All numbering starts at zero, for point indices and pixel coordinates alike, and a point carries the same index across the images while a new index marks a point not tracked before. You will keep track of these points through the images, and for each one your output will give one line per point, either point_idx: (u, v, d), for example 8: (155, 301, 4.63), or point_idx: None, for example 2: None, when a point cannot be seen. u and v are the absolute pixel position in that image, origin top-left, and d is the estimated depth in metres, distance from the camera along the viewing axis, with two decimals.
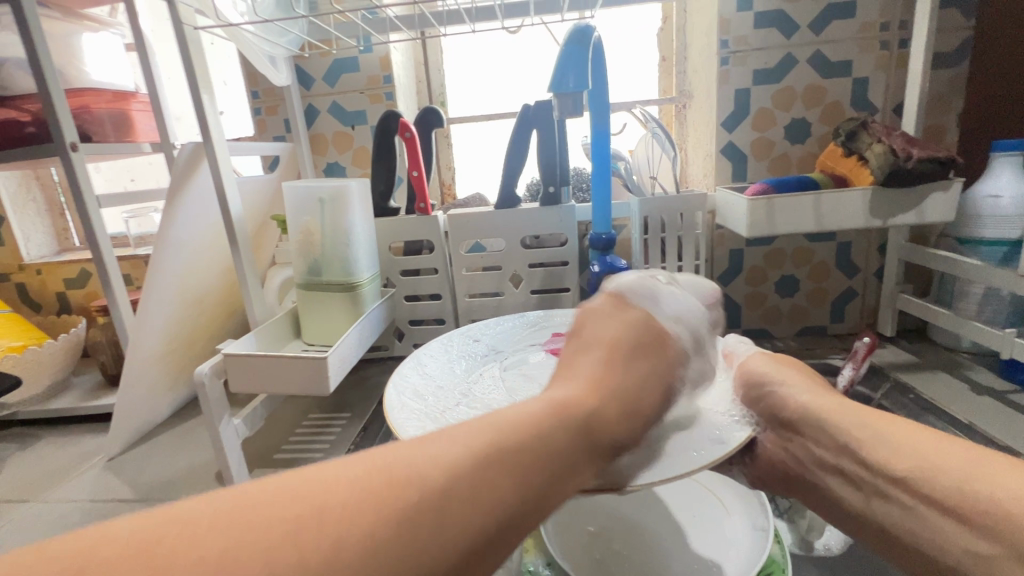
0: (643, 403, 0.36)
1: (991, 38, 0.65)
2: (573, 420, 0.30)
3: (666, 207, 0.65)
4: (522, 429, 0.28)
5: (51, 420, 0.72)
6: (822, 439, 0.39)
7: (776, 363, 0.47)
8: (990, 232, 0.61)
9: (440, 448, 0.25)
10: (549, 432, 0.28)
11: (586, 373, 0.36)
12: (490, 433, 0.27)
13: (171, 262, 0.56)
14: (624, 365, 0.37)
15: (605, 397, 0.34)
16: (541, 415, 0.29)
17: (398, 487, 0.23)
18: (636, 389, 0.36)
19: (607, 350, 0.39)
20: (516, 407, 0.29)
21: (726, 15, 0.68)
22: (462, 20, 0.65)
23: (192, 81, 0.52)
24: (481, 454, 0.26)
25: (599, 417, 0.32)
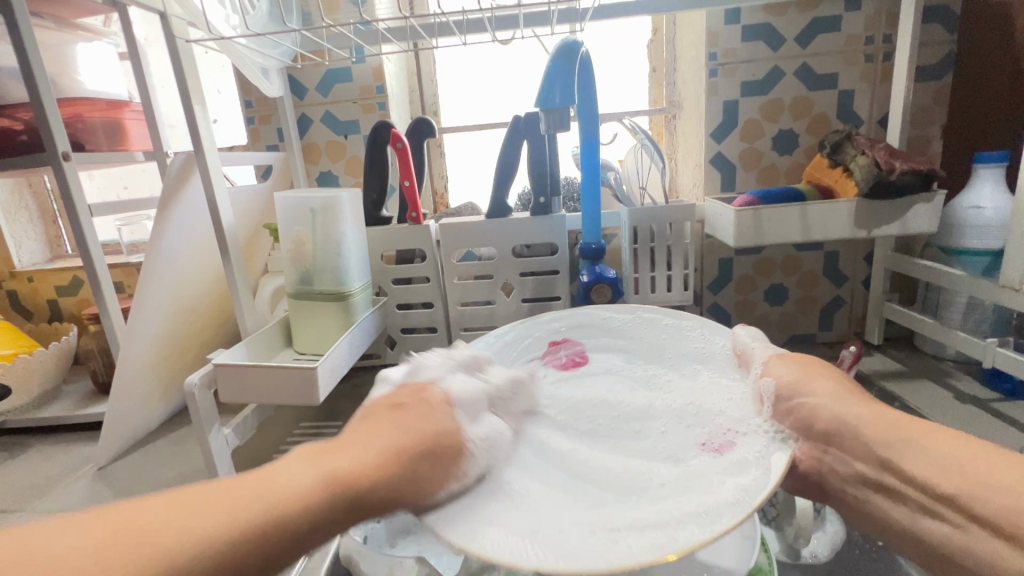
0: (415, 493, 0.32)
1: (972, 52, 0.67)
2: (322, 502, 0.28)
3: (655, 217, 0.66)
4: (280, 502, 0.27)
5: (41, 428, 0.72)
6: (862, 454, 0.37)
7: (798, 369, 0.42)
8: (973, 243, 0.62)
9: (196, 511, 0.26)
10: (271, 519, 0.27)
11: (371, 444, 0.33)
12: (245, 505, 0.27)
13: (162, 271, 0.57)
14: (426, 425, 0.35)
15: (386, 472, 0.31)
16: (277, 503, 0.27)
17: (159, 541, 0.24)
18: (437, 453, 0.34)
19: (401, 428, 0.35)
20: (284, 477, 0.29)
21: (715, 28, 0.69)
22: (453, 32, 0.66)
23: (183, 93, 0.53)
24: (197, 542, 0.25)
25: (351, 501, 0.30)
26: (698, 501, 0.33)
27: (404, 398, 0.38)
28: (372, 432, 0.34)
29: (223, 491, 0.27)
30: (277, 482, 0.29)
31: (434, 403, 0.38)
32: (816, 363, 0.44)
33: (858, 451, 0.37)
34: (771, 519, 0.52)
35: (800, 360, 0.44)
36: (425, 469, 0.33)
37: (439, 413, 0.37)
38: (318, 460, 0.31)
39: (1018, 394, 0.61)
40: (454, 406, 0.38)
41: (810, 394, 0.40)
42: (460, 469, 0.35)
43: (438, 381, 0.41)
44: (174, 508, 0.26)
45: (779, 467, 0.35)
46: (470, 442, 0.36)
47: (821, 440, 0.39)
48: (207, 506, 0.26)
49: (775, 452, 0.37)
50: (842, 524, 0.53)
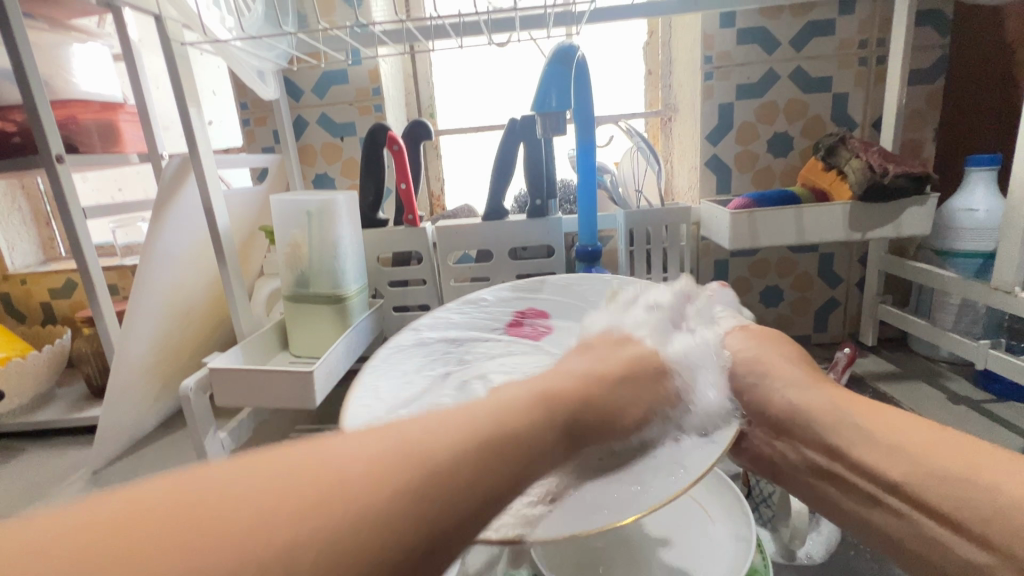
0: (630, 412, 0.35)
1: (964, 56, 0.67)
2: (554, 414, 0.30)
3: (651, 219, 0.66)
4: (518, 417, 0.27)
5: (35, 432, 0.71)
6: (812, 442, 0.39)
7: (759, 344, 0.45)
8: (965, 245, 0.63)
9: (435, 430, 0.25)
10: (518, 423, 0.27)
11: (569, 373, 0.34)
12: (485, 420, 0.26)
13: (157, 274, 0.56)
14: (616, 363, 0.37)
15: (592, 394, 0.33)
16: (519, 411, 0.28)
17: (411, 461, 0.23)
18: (631, 382, 0.36)
19: (598, 361, 0.37)
20: (503, 394, 0.29)
21: (710, 31, 0.70)
22: (449, 35, 0.66)
23: (179, 95, 0.52)
24: (459, 442, 0.24)
25: (578, 417, 0.31)
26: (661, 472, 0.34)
27: (595, 342, 0.40)
28: (567, 363, 0.37)
29: (449, 414, 0.26)
30: (508, 395, 0.29)
31: (611, 340, 0.41)
32: (783, 344, 0.45)
33: (809, 439, 0.39)
34: (767, 520, 0.53)
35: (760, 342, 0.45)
36: (625, 394, 0.35)
37: (636, 347, 0.40)
38: (534, 383, 0.32)
39: (1008, 395, 0.62)
40: (645, 339, 0.41)
41: (772, 380, 0.42)
42: (669, 390, 0.38)
43: (614, 325, 0.43)
44: (380, 440, 0.24)
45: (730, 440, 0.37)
46: (672, 369, 0.39)
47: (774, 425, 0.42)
48: (431, 426, 0.25)
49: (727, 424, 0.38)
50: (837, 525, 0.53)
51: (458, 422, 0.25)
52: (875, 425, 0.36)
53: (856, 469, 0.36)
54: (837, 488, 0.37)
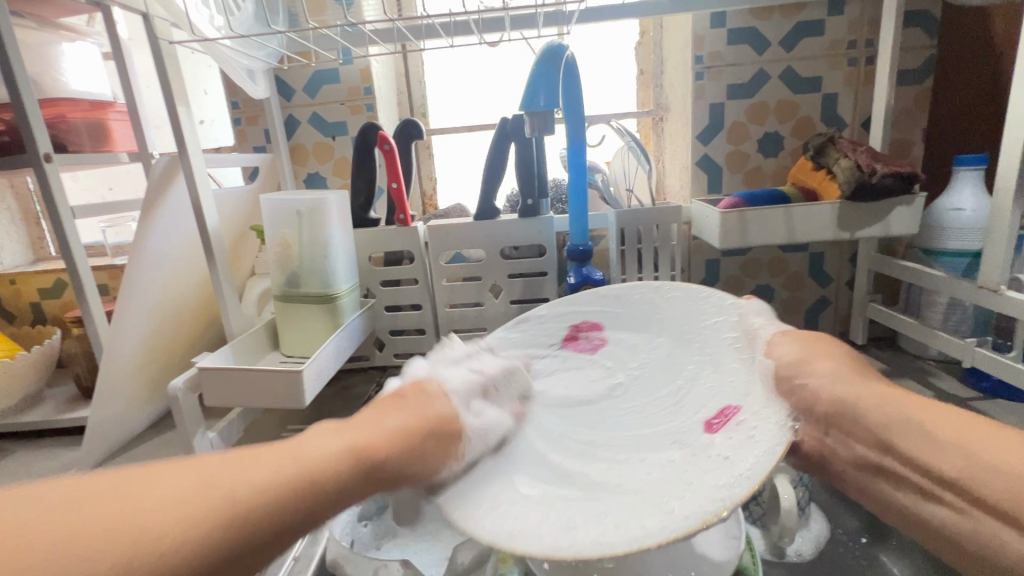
0: (430, 467, 0.36)
1: (952, 56, 0.68)
2: (356, 472, 0.31)
3: (642, 218, 0.66)
4: (317, 464, 0.30)
5: (24, 433, 0.71)
6: (862, 437, 0.37)
7: (802, 345, 0.42)
8: (953, 244, 0.63)
9: (245, 467, 0.28)
10: (314, 484, 0.29)
11: (381, 422, 0.36)
12: (288, 465, 0.29)
13: (146, 274, 0.56)
14: (429, 416, 0.39)
15: (400, 444, 0.35)
16: (318, 471, 0.30)
17: (212, 493, 0.26)
18: (440, 434, 0.38)
19: (410, 412, 0.38)
20: (313, 442, 0.31)
21: (700, 31, 0.70)
22: (440, 34, 0.66)
23: (167, 94, 0.52)
24: (271, 492, 0.27)
25: (382, 466, 0.33)
26: (709, 484, 0.33)
27: (407, 389, 0.42)
28: (381, 412, 0.38)
29: (259, 453, 0.29)
30: (313, 452, 0.31)
31: (435, 393, 0.42)
32: (827, 342, 0.42)
33: (858, 434, 0.37)
34: (757, 518, 0.53)
35: (807, 342, 0.42)
36: (431, 446, 0.37)
37: (444, 403, 0.41)
38: (340, 435, 0.33)
39: (996, 393, 0.62)
40: (453, 397, 0.42)
41: (793, 373, 0.40)
42: (461, 451, 0.39)
43: (436, 375, 0.45)
44: (205, 470, 0.27)
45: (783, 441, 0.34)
46: (470, 430, 0.40)
47: (823, 422, 0.39)
48: (242, 466, 0.28)
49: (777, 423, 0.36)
50: (826, 522, 0.53)
51: (258, 486, 0.27)
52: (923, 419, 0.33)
53: (908, 464, 0.34)
54: (890, 482, 0.36)
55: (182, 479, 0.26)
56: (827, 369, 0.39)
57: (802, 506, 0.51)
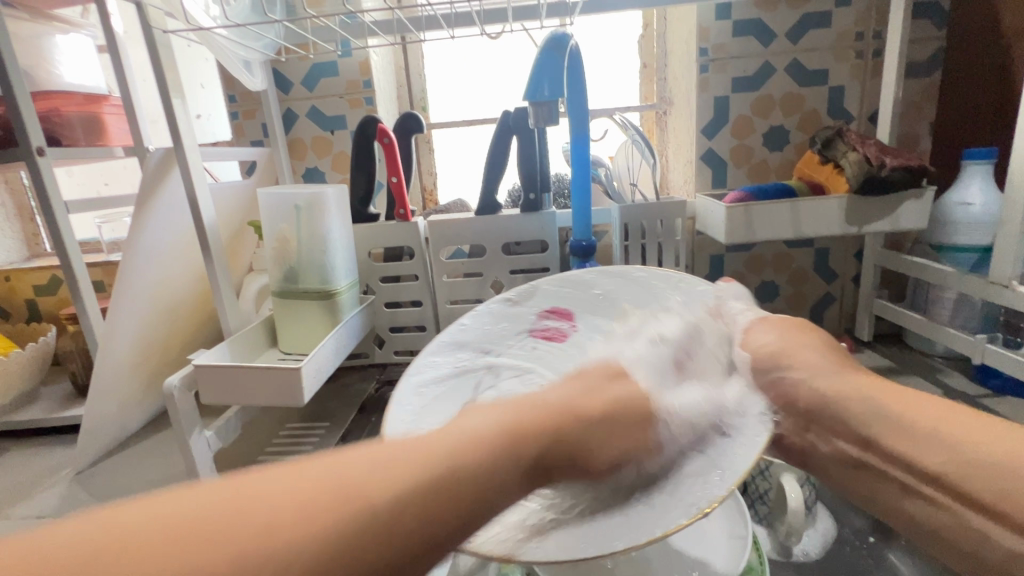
0: (612, 446, 0.30)
1: (961, 48, 0.67)
2: (530, 457, 0.26)
3: (645, 213, 0.65)
4: (474, 452, 0.24)
5: (19, 432, 0.70)
6: (844, 433, 0.36)
7: (781, 333, 0.41)
8: (961, 239, 0.62)
9: (387, 466, 0.22)
10: (494, 473, 0.24)
11: (549, 394, 0.30)
12: (444, 458, 0.23)
13: (140, 269, 0.55)
14: (603, 396, 0.32)
15: (571, 429, 0.28)
16: (481, 454, 0.24)
17: (351, 503, 0.20)
18: (621, 422, 0.31)
19: (584, 396, 0.31)
20: (469, 423, 0.26)
21: (705, 23, 0.69)
22: (440, 25, 0.65)
23: (161, 85, 0.51)
24: (421, 495, 0.22)
25: (550, 455, 0.27)
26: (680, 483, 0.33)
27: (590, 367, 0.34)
28: (554, 384, 0.32)
29: (408, 443, 0.24)
30: (480, 425, 0.26)
31: (611, 370, 0.34)
32: (806, 331, 0.41)
33: (839, 429, 0.37)
34: (763, 517, 0.52)
35: (783, 330, 0.41)
36: (607, 433, 0.30)
37: (630, 385, 0.33)
38: (515, 402, 0.29)
39: (1006, 390, 0.61)
40: (640, 374, 0.36)
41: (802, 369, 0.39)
42: (651, 441, 0.32)
43: (613, 357, 0.38)
44: (332, 472, 0.22)
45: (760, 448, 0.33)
46: (660, 413, 0.33)
47: (803, 417, 0.39)
48: (385, 463, 0.22)
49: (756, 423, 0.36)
50: (833, 521, 0.52)
51: (418, 475, 0.22)
52: (934, 422, 0.32)
53: (890, 461, 0.33)
54: (871, 477, 0.35)
55: (270, 485, 0.21)
56: (837, 367, 0.38)
57: (810, 504, 0.50)
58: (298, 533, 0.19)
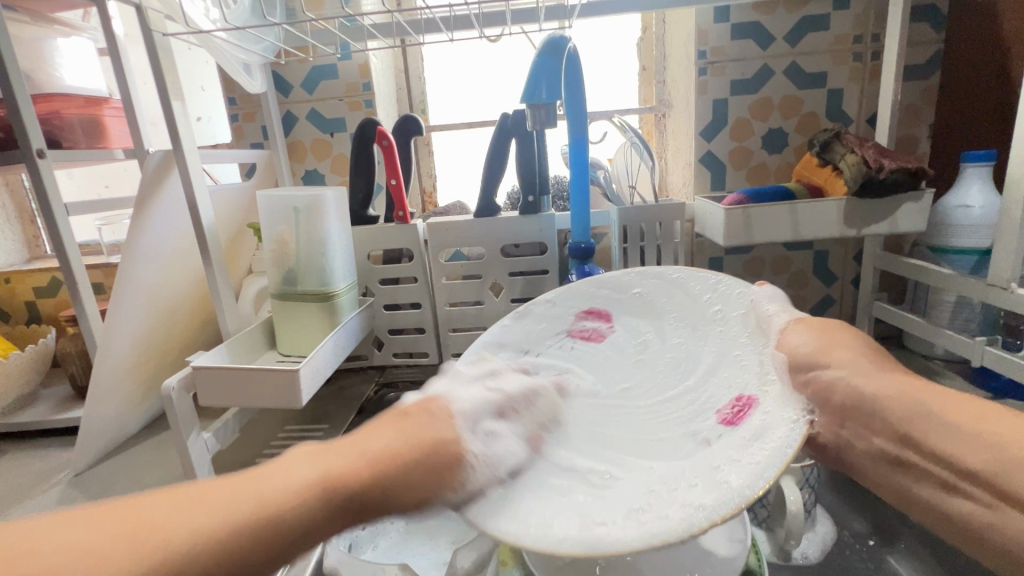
0: (421, 496, 0.30)
1: (960, 50, 0.67)
2: (329, 501, 0.27)
3: (645, 216, 0.65)
4: (279, 503, 0.26)
5: (18, 433, 0.70)
6: (882, 430, 0.36)
7: (820, 334, 0.40)
8: (960, 242, 0.62)
9: (198, 510, 0.25)
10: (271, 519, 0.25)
11: (368, 442, 0.31)
12: (250, 506, 0.25)
13: (139, 272, 0.55)
14: (414, 440, 0.32)
15: (380, 473, 0.29)
16: (285, 503, 0.26)
17: (155, 545, 0.23)
18: (426, 469, 0.31)
19: (397, 438, 0.32)
20: (280, 474, 0.27)
21: (703, 26, 0.69)
22: (439, 28, 0.65)
23: (161, 88, 0.51)
24: (218, 541, 0.24)
25: (361, 500, 0.28)
26: (690, 491, 0.32)
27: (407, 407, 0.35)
28: (373, 431, 0.32)
29: (223, 489, 0.26)
30: (277, 480, 0.27)
31: (432, 413, 0.35)
32: (840, 331, 0.41)
33: (877, 425, 0.36)
34: (762, 521, 0.52)
35: (821, 334, 0.40)
36: (416, 476, 0.30)
37: (444, 428, 0.33)
38: (326, 452, 0.30)
39: (1005, 393, 0.61)
40: (459, 418, 0.35)
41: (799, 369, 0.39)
42: (461, 482, 0.32)
43: (447, 393, 0.38)
44: (168, 510, 0.24)
45: (789, 454, 0.31)
46: (469, 455, 0.33)
47: (837, 414, 0.38)
48: (196, 510, 0.25)
49: (791, 426, 0.34)
50: (833, 525, 0.52)
51: (223, 514, 0.24)
52: None
53: (929, 458, 0.33)
54: (907, 475, 0.35)
55: (135, 511, 0.24)
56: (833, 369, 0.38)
57: (809, 508, 0.50)
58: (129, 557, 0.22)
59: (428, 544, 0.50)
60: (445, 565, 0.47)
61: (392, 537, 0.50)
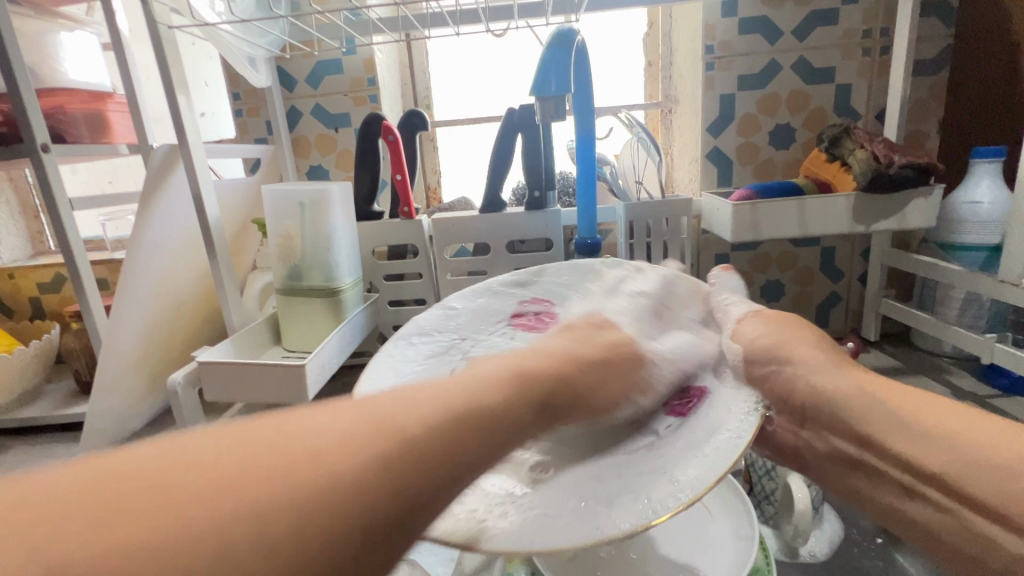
0: (609, 397, 0.34)
1: (969, 45, 0.66)
2: (535, 396, 0.28)
3: (652, 212, 0.65)
4: (495, 392, 0.26)
5: (23, 429, 0.70)
6: (852, 438, 0.36)
7: (776, 327, 0.40)
8: (970, 238, 0.62)
9: (418, 400, 0.24)
10: (503, 407, 0.26)
11: (549, 348, 0.33)
12: (471, 397, 0.25)
13: (144, 267, 0.55)
14: (592, 349, 0.35)
15: (570, 373, 0.31)
16: (504, 395, 0.27)
17: (389, 433, 0.22)
18: (604, 370, 0.34)
19: (583, 342, 0.35)
20: (483, 369, 0.28)
21: (711, 20, 0.68)
22: (446, 22, 0.64)
23: (166, 81, 0.51)
24: (451, 429, 0.23)
25: (557, 397, 0.30)
26: (648, 482, 0.32)
27: (580, 322, 0.38)
28: (551, 338, 0.35)
29: (438, 383, 0.26)
30: (488, 370, 0.28)
31: (595, 323, 0.38)
32: (804, 329, 0.41)
33: (839, 430, 0.37)
34: (770, 517, 0.52)
35: (780, 326, 0.40)
36: (603, 376, 0.34)
37: (616, 333, 0.37)
38: (521, 357, 0.31)
39: (1015, 389, 0.61)
40: (623, 327, 0.40)
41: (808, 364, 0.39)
42: (641, 381, 0.37)
43: (597, 311, 0.44)
44: (359, 410, 0.22)
45: (746, 440, 0.32)
46: (651, 356, 0.38)
47: (800, 412, 0.40)
48: (416, 398, 0.24)
49: (750, 417, 0.34)
50: (841, 522, 0.52)
51: (443, 406, 0.24)
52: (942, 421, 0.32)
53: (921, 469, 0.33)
54: (867, 478, 0.37)
55: (306, 416, 0.21)
56: (842, 365, 0.38)
57: (817, 505, 0.50)
58: (390, 442, 0.21)
59: None
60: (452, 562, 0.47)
61: None
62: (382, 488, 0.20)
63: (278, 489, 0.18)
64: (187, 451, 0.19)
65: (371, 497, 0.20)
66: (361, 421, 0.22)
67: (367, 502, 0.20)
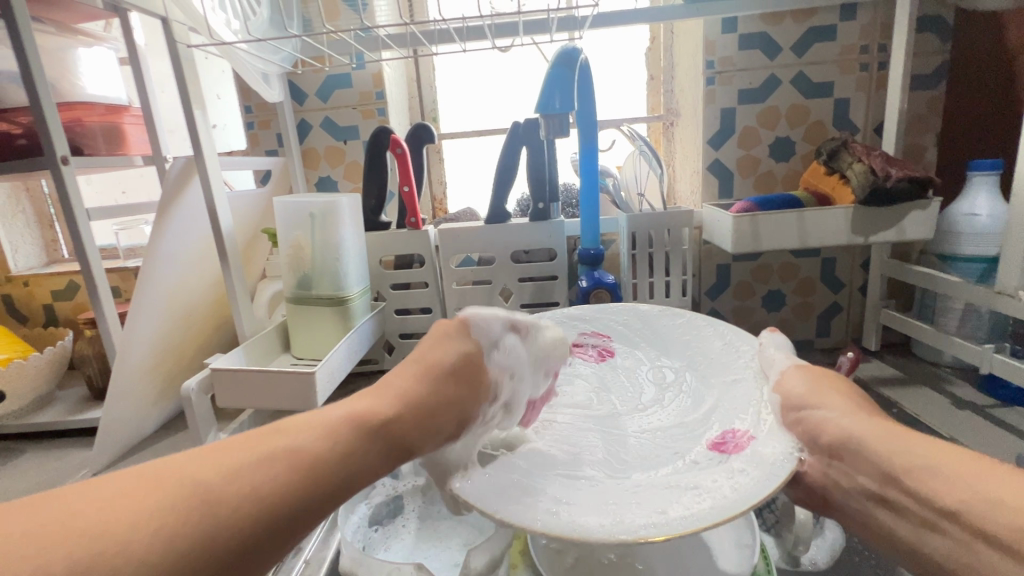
0: (454, 414, 0.38)
1: (965, 61, 0.68)
2: (362, 426, 0.33)
3: (654, 223, 0.66)
4: (318, 433, 0.31)
5: (36, 433, 0.71)
6: (866, 468, 0.37)
7: (812, 380, 0.43)
8: (968, 250, 0.63)
9: (255, 445, 0.29)
10: (331, 447, 0.31)
11: (389, 382, 0.38)
12: (295, 438, 0.30)
13: (160, 276, 0.56)
14: (434, 359, 0.39)
15: (404, 405, 0.36)
16: (325, 434, 0.31)
17: (215, 472, 0.27)
18: (444, 380, 0.39)
19: (424, 356, 0.40)
20: (318, 414, 0.33)
21: (711, 37, 0.70)
22: (453, 38, 0.66)
23: (184, 97, 0.53)
24: (271, 467, 0.28)
25: (391, 425, 0.34)
26: (645, 507, 0.33)
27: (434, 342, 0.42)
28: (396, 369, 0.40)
29: (273, 428, 0.31)
30: (322, 416, 0.33)
31: (449, 330, 0.42)
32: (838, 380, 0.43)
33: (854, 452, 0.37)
34: (771, 526, 0.52)
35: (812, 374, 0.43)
36: (441, 393, 0.38)
37: (462, 344, 0.41)
38: (359, 399, 0.35)
39: (1015, 400, 0.61)
40: (477, 335, 0.42)
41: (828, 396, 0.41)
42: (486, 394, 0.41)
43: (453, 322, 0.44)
44: (215, 452, 0.29)
45: (773, 483, 0.32)
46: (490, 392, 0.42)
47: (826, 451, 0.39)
48: (246, 445, 0.29)
49: (784, 464, 0.35)
50: (842, 531, 0.52)
51: (266, 450, 0.29)
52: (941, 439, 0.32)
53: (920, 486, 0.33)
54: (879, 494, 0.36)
55: (189, 454, 0.28)
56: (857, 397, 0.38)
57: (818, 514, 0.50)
58: (227, 495, 0.26)
59: (439, 546, 0.50)
60: (457, 567, 0.48)
61: (403, 539, 0.51)
62: (234, 530, 0.26)
63: (139, 537, 0.23)
64: (163, 475, 0.26)
65: (220, 540, 0.25)
66: (205, 459, 0.28)
67: (219, 540, 0.25)
